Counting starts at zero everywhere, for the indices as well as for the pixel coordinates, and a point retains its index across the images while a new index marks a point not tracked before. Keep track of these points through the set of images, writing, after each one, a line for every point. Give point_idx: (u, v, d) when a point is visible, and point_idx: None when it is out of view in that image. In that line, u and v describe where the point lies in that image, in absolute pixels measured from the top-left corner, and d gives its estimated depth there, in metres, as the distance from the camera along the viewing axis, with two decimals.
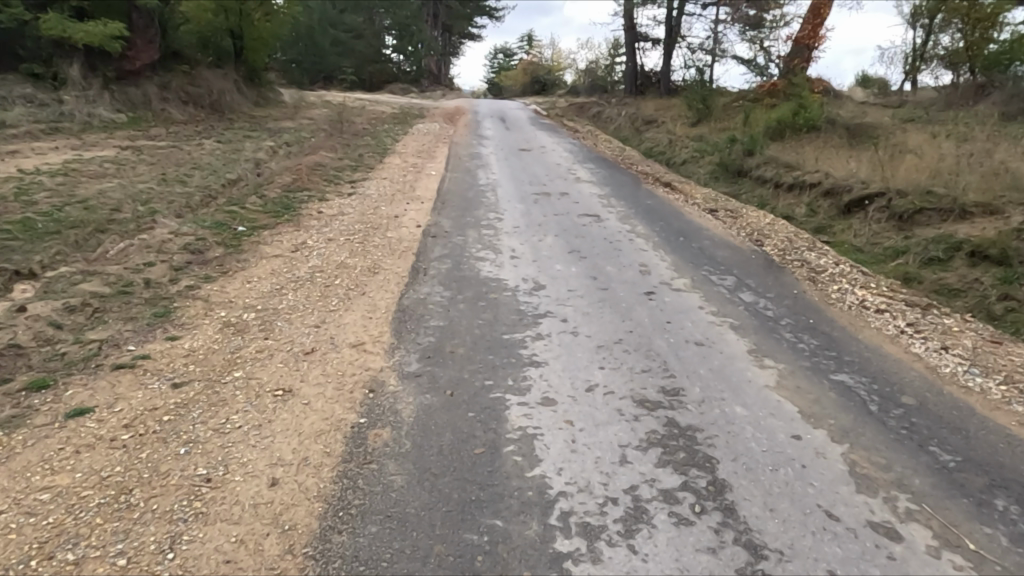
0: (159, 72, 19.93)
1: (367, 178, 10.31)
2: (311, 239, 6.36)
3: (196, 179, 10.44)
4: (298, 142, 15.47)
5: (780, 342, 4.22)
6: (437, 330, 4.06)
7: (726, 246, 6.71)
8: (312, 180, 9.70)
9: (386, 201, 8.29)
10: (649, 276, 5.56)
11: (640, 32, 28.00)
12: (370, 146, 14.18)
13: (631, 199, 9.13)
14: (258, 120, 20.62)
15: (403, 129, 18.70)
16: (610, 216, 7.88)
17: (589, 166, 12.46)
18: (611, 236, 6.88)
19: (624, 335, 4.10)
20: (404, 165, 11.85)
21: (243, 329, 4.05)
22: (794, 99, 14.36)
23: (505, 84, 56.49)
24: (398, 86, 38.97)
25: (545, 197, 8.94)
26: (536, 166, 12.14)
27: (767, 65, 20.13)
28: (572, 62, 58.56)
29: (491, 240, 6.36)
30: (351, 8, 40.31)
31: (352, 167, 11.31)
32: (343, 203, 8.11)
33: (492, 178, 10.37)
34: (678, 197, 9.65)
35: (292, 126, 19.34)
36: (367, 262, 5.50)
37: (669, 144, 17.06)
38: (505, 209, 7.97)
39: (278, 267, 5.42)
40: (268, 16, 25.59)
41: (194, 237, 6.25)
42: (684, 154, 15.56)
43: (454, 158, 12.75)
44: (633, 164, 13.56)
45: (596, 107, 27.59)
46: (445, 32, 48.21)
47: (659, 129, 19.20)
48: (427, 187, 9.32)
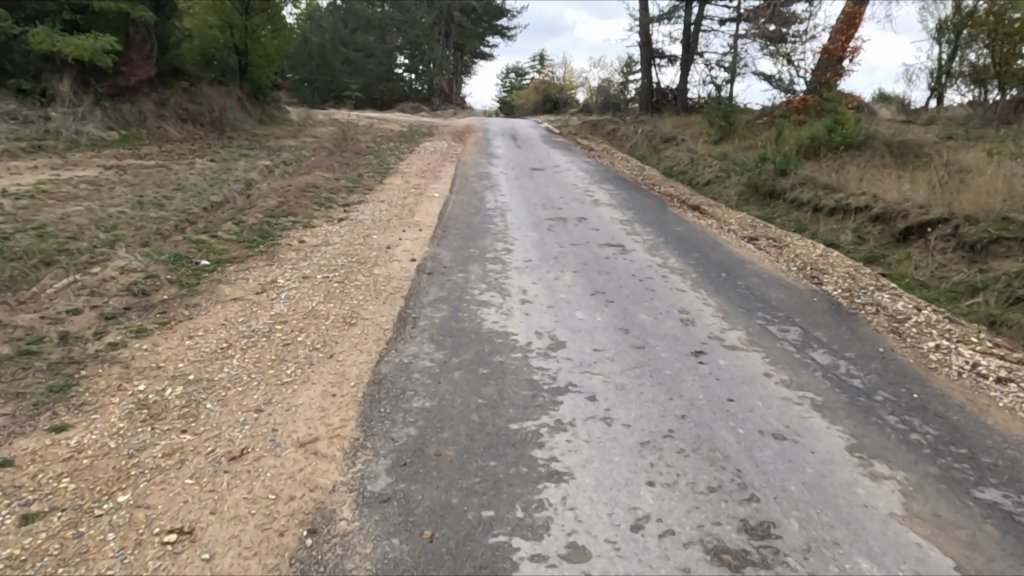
0: (158, 89, 19.24)
1: (363, 201, 9.35)
2: (282, 276, 5.33)
3: (177, 201, 9.53)
4: (296, 161, 14.60)
5: (886, 432, 3.12)
6: (421, 417, 2.99)
7: (778, 285, 5.63)
8: (301, 203, 8.75)
9: (379, 228, 7.28)
10: (693, 327, 4.48)
11: (656, 48, 27.14)
12: (372, 166, 13.27)
13: (658, 226, 8.07)
14: (259, 138, 19.84)
15: (409, 147, 17.84)
16: (636, 247, 6.82)
17: (607, 187, 11.44)
18: (641, 273, 5.81)
19: (675, 425, 3.01)
20: (405, 186, 10.89)
21: (158, 414, 2.98)
22: (829, 115, 13.31)
23: (517, 103, 55.86)
24: (408, 105, 38.29)
25: (561, 223, 7.91)
26: (548, 188, 11.15)
27: (793, 81, 19.11)
28: (585, 82, 57.86)
29: (497, 278, 5.33)
30: (363, 27, 39.93)
31: (349, 188, 10.38)
32: (329, 231, 7.11)
33: (501, 201, 9.38)
34: (710, 222, 8.58)
35: (294, 144, 18.54)
36: (341, 310, 4.44)
37: (690, 164, 16.04)
38: (515, 238, 6.95)
39: (232, 316, 4.38)
40: (274, 33, 24.95)
41: (143, 273, 5.25)
42: (708, 174, 14.53)
43: (461, 178, 11.77)
44: (654, 184, 12.55)
45: (611, 125, 26.64)
46: (457, 50, 47.67)
47: (679, 147, 18.19)
48: (427, 211, 8.31)
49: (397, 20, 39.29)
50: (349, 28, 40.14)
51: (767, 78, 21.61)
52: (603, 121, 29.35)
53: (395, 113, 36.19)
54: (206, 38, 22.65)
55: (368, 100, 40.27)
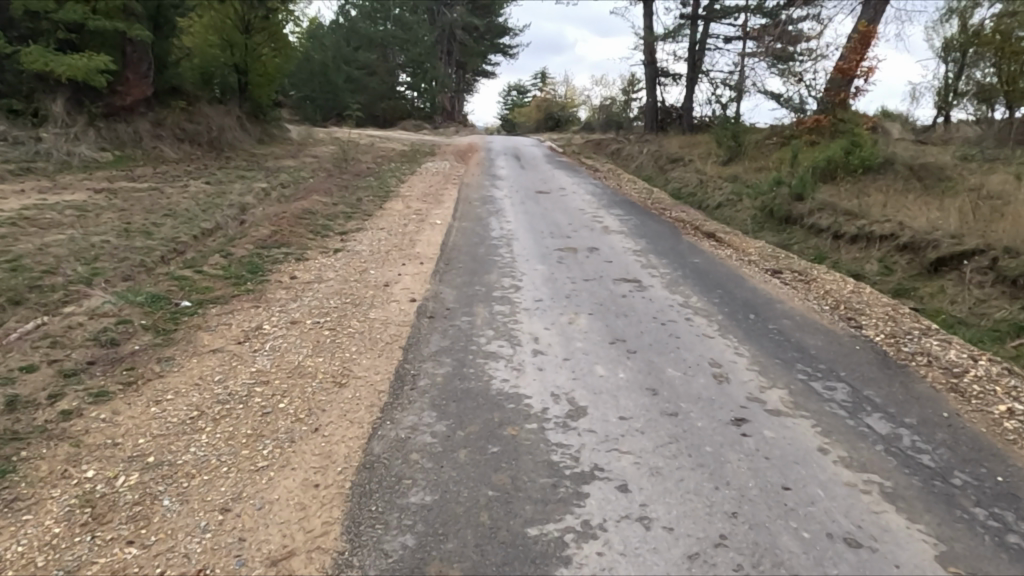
0: (155, 109, 18.90)
1: (361, 228, 8.90)
2: (268, 321, 4.83)
3: (165, 229, 9.08)
4: (294, 183, 14.18)
5: (976, 534, 2.61)
6: (420, 519, 2.49)
7: (813, 330, 5.13)
8: (296, 231, 8.29)
9: (377, 261, 6.80)
10: (728, 385, 3.97)
11: (661, 67, 26.87)
12: (371, 189, 12.84)
13: (675, 257, 7.58)
14: (258, 158, 19.47)
15: (411, 168, 17.44)
16: (654, 283, 6.33)
17: (616, 212, 10.98)
18: (662, 315, 5.31)
19: (727, 528, 2.51)
20: (406, 211, 10.44)
21: (104, 517, 2.48)
22: (844, 137, 12.89)
23: (519, 121, 55.76)
24: (410, 123, 38.04)
25: (571, 254, 7.43)
26: (555, 213, 10.69)
27: (803, 100, 18.74)
28: (587, 100, 57.78)
29: (506, 323, 4.83)
30: (365, 46, 39.84)
31: (347, 214, 9.93)
32: (323, 265, 6.63)
33: (506, 228, 8.92)
34: (728, 252, 8.10)
35: (293, 165, 18.16)
36: (331, 366, 3.93)
37: (699, 186, 15.60)
38: (523, 272, 6.47)
39: (209, 373, 3.88)
40: (274, 52, 24.70)
41: (115, 317, 4.77)
42: (719, 197, 14.10)
43: (464, 202, 11.32)
44: (664, 208, 12.10)
45: (615, 144, 26.28)
46: (459, 68, 47.56)
47: (687, 168, 17.77)
48: (429, 241, 7.83)
49: (399, 39, 39.17)
50: (351, 46, 40.02)
51: (775, 97, 21.26)
52: (607, 140, 29.01)
53: (396, 131, 35.92)
54: (206, 57, 22.38)
55: (369, 118, 40.03)
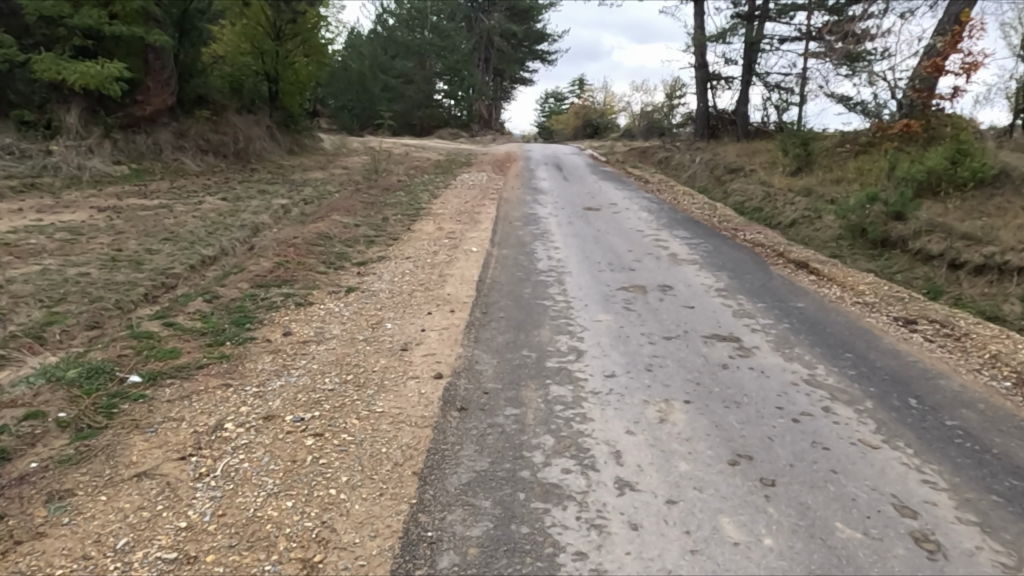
0: (180, 119, 18.03)
1: (384, 259, 7.54)
2: (234, 414, 3.43)
3: (160, 257, 7.87)
4: (318, 199, 13.00)
5: None
6: None
7: (1016, 432, 3.53)
8: (305, 262, 6.99)
9: (396, 308, 5.39)
10: (945, 562, 2.42)
11: (712, 70, 25.19)
12: (400, 206, 11.52)
13: (772, 300, 6.00)
14: (285, 171, 18.48)
15: (445, 181, 16.17)
16: (759, 344, 4.78)
17: (683, 234, 9.43)
18: (788, 402, 3.77)
19: None
20: (436, 234, 9.07)
21: None
22: (943, 145, 11.11)
23: (556, 128, 54.42)
24: (446, 131, 36.92)
25: (641, 296, 5.92)
26: (610, 235, 9.21)
27: (880, 104, 16.87)
28: (626, 106, 56.07)
29: (570, 423, 3.35)
30: (403, 54, 38.94)
31: (369, 239, 8.58)
32: (327, 315, 5.23)
33: (555, 258, 7.47)
34: (835, 292, 6.48)
35: (322, 178, 17.07)
36: (302, 520, 2.51)
37: (765, 200, 13.91)
38: (584, 325, 4.99)
39: (112, 528, 2.48)
40: (306, 59, 23.73)
41: (25, 409, 3.43)
42: (792, 213, 12.46)
43: (505, 223, 9.88)
44: (733, 227, 10.55)
45: (662, 153, 24.60)
46: (496, 75, 46.37)
47: (748, 180, 16.06)
48: (463, 278, 6.40)
49: (436, 46, 38.12)
50: (387, 55, 39.17)
51: (843, 102, 19.40)
52: (652, 148, 27.41)
53: (431, 140, 34.79)
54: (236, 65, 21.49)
55: (405, 127, 39.04)
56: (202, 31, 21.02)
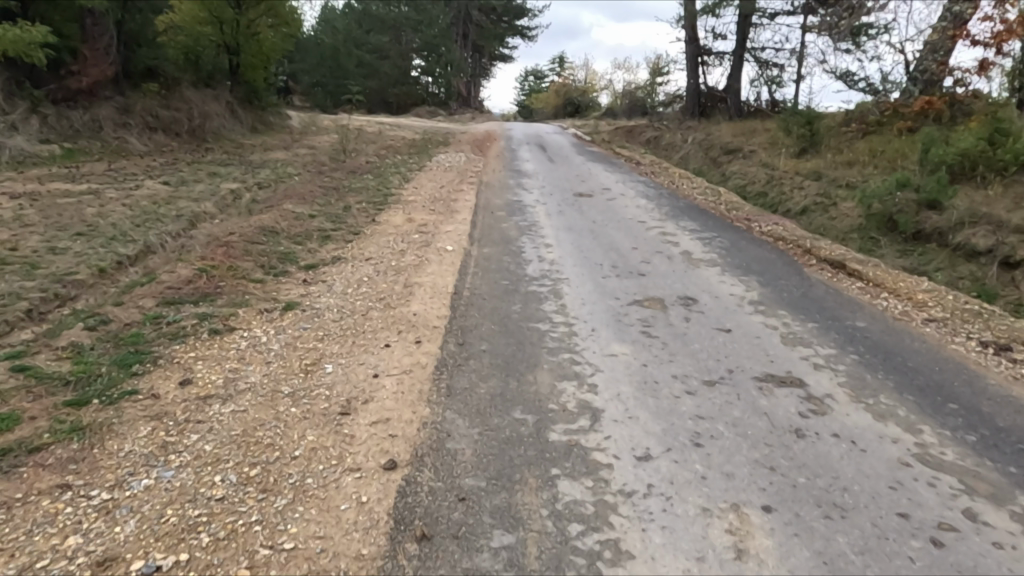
0: (125, 93, 16.36)
1: (339, 261, 6.17)
2: (48, 559, 2.11)
3: (65, 257, 6.45)
4: (275, 183, 11.55)
5: None
6: None
7: None
8: (240, 267, 5.63)
9: (344, 336, 4.08)
10: None
11: (704, 44, 23.84)
12: (366, 192, 10.14)
13: (823, 318, 4.77)
14: (245, 150, 16.93)
15: (419, 162, 14.76)
16: (832, 390, 3.55)
17: (693, 226, 8.22)
18: (913, 504, 2.54)
19: None
20: (404, 226, 7.71)
21: None
22: (973, 125, 9.99)
23: (537, 107, 52.81)
24: (424, 109, 35.27)
25: (660, 314, 4.66)
26: (608, 227, 7.98)
27: (886, 82, 15.72)
28: (608, 85, 54.65)
29: (594, 567, 2.11)
30: (378, 28, 37.01)
31: (324, 235, 7.20)
32: (247, 351, 3.87)
33: (548, 258, 6.20)
34: (892, 303, 5.28)
35: (284, 159, 15.57)
36: None
37: (770, 185, 12.75)
38: (596, 364, 3.71)
39: None
40: (270, 29, 21.99)
41: None
42: (802, 200, 11.32)
43: (486, 213, 8.56)
44: (742, 216, 9.35)
45: (650, 132, 23.32)
46: (476, 51, 44.62)
47: (748, 162, 14.86)
48: (434, 289, 5.08)
49: (412, 20, 36.30)
50: (362, 29, 37.33)
51: (843, 80, 18.24)
52: (640, 126, 26.11)
53: (408, 117, 33.16)
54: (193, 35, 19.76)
55: (380, 104, 37.32)
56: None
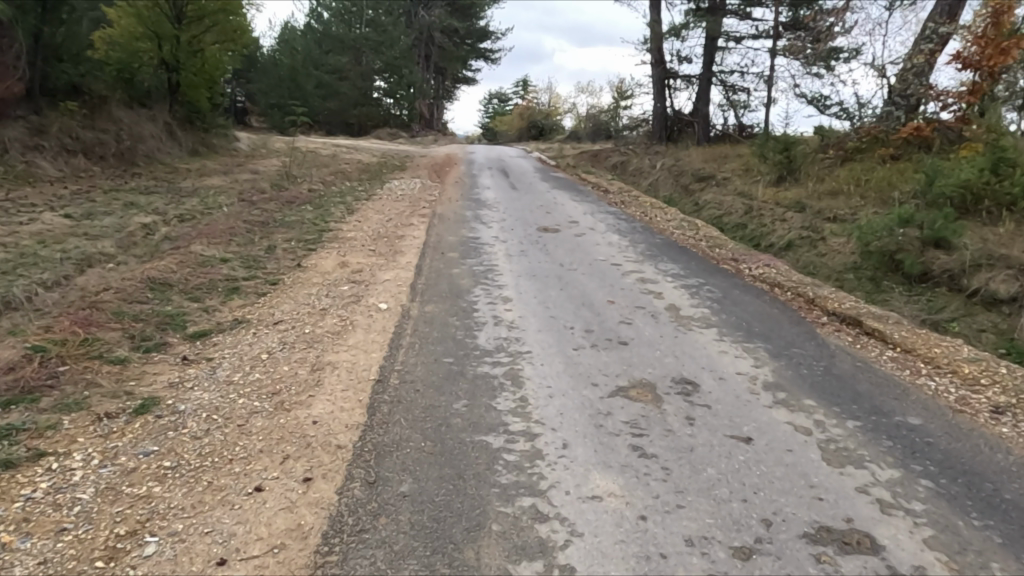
0: (42, 112, 14.79)
1: (239, 328, 4.85)
2: None
3: None
4: (199, 215, 10.18)
5: None
6: None
7: None
8: (100, 340, 4.30)
9: (200, 468, 2.78)
10: None
11: (671, 67, 23.19)
12: (299, 227, 8.84)
13: (864, 412, 3.64)
14: (179, 176, 15.47)
15: (369, 190, 13.52)
16: (921, 559, 2.39)
17: (676, 270, 7.11)
18: None
19: None
20: (332, 274, 6.41)
21: None
22: (972, 153, 9.20)
23: (500, 129, 52.07)
24: (384, 131, 34.07)
25: (655, 412, 3.45)
26: (579, 272, 6.80)
27: (862, 106, 15.04)
28: (572, 108, 54.27)
29: None
30: (336, 49, 35.80)
31: (230, 288, 5.85)
32: (37, 504, 2.53)
33: (506, 319, 4.99)
34: (940, 380, 4.20)
35: (220, 185, 14.15)
36: None
37: (749, 216, 11.87)
38: (571, 520, 2.48)
39: None
40: (214, 45, 21.07)
41: None
42: (787, 233, 10.41)
43: (435, 254, 7.31)
44: (726, 253, 8.33)
45: (617, 156, 22.48)
46: (438, 73, 43.73)
47: (722, 191, 13.98)
48: (352, 377, 3.78)
49: (372, 41, 35.18)
50: (321, 50, 36.17)
51: (814, 104, 17.62)
52: (607, 150, 25.33)
53: (366, 140, 31.92)
54: (129, 50, 18.95)
55: (339, 125, 36.04)
56: (87, 12, 18.25)
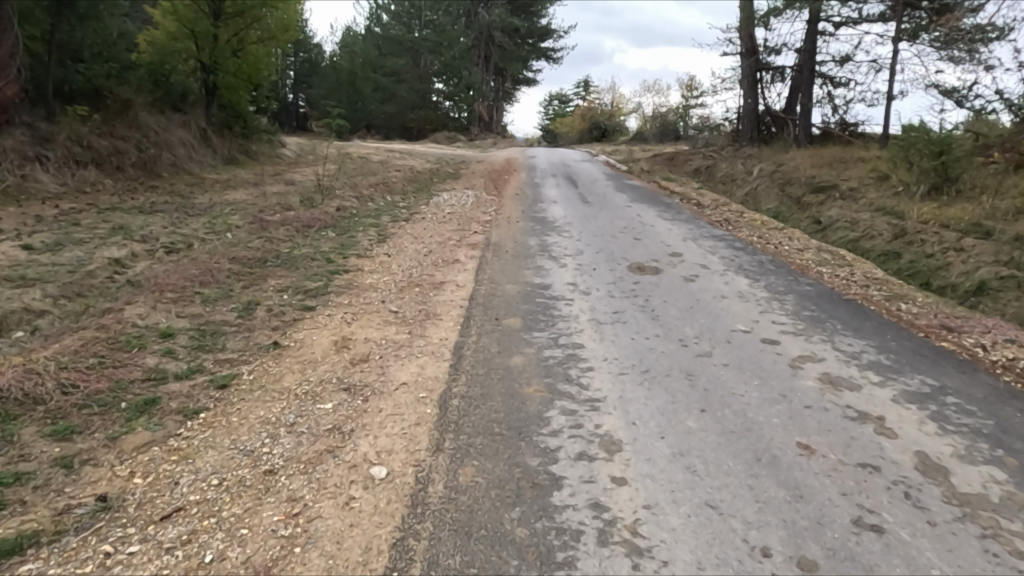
0: (51, 118, 13.16)
1: (94, 527, 2.47)
2: None
3: None
4: (193, 246, 8.07)
5: None
6: None
7: None
8: None
9: None
10: None
11: (763, 58, 20.20)
12: (306, 268, 6.57)
13: None
14: (202, 188, 13.61)
15: (411, 206, 11.25)
16: None
17: (873, 356, 4.38)
18: None
19: None
20: (318, 367, 3.99)
21: None
22: None
23: (560, 131, 49.62)
24: (442, 133, 31.98)
25: None
26: (718, 361, 4.17)
27: None
28: (636, 108, 51.09)
29: None
30: (393, 51, 34.05)
31: (143, 400, 3.51)
32: None
33: (623, 521, 2.45)
34: None
35: (244, 201, 12.19)
36: None
37: (903, 242, 9.05)
38: None
39: None
40: (256, 44, 19.17)
41: None
42: (976, 271, 7.60)
43: (485, 322, 4.83)
44: (920, 309, 5.64)
45: (699, 160, 19.59)
46: (498, 74, 41.58)
47: (853, 206, 11.07)
48: None
49: (431, 41, 32.99)
50: (379, 52, 34.65)
51: (954, 96, 14.38)
52: (684, 152, 22.51)
53: (423, 144, 30.05)
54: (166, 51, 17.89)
55: (396, 129, 34.27)
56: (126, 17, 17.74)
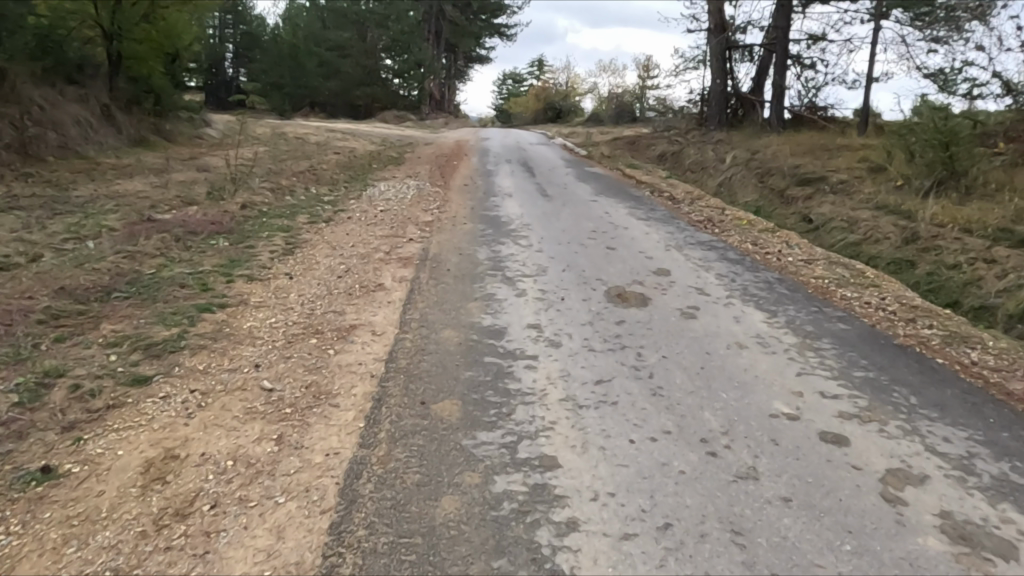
0: None
1: None
2: None
3: None
4: (38, 261, 6.14)
5: None
6: None
7: None
8: None
9: None
10: None
11: (732, 35, 18.80)
12: (167, 302, 4.74)
13: None
14: (92, 176, 11.45)
15: (337, 200, 9.40)
16: None
17: (995, 470, 2.86)
18: None
19: None
20: (93, 538, 2.25)
21: None
22: None
23: (514, 111, 47.76)
24: (390, 112, 29.80)
25: None
26: (773, 495, 2.60)
27: None
28: (591, 88, 49.45)
29: None
30: (337, 24, 31.66)
31: None
32: None
33: None
34: None
35: (138, 193, 10.14)
36: None
37: (917, 249, 7.72)
38: None
39: None
40: (171, 10, 16.39)
41: None
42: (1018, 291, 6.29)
43: (404, 411, 3.13)
44: (999, 359, 4.20)
45: (664, 144, 18.11)
46: (449, 51, 39.35)
47: (847, 202, 9.75)
48: None
49: (377, 14, 30.71)
50: (322, 26, 32.22)
51: (942, 81, 13.19)
52: (646, 136, 21.06)
53: (369, 123, 27.88)
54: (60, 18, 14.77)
55: (341, 108, 31.95)
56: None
